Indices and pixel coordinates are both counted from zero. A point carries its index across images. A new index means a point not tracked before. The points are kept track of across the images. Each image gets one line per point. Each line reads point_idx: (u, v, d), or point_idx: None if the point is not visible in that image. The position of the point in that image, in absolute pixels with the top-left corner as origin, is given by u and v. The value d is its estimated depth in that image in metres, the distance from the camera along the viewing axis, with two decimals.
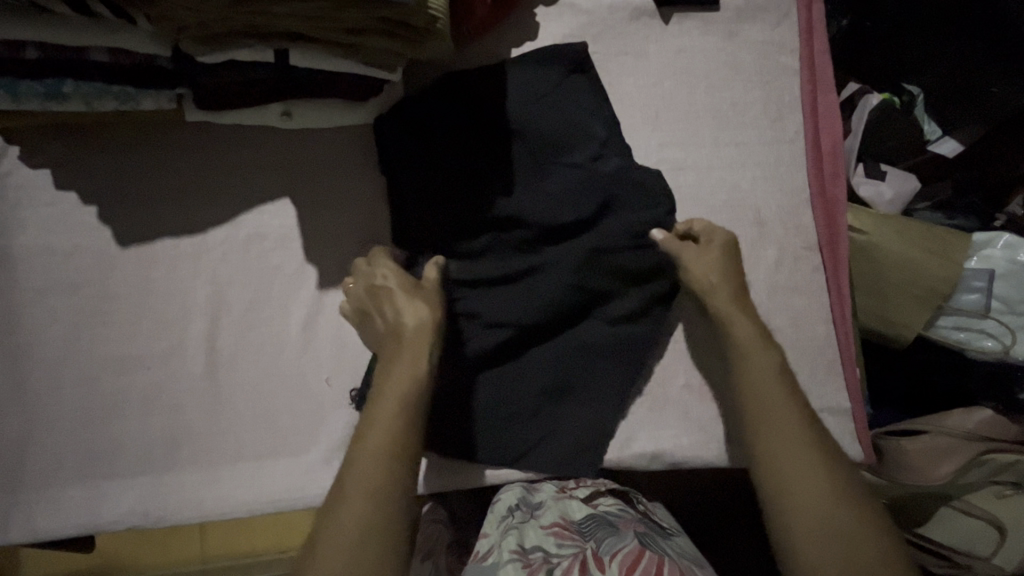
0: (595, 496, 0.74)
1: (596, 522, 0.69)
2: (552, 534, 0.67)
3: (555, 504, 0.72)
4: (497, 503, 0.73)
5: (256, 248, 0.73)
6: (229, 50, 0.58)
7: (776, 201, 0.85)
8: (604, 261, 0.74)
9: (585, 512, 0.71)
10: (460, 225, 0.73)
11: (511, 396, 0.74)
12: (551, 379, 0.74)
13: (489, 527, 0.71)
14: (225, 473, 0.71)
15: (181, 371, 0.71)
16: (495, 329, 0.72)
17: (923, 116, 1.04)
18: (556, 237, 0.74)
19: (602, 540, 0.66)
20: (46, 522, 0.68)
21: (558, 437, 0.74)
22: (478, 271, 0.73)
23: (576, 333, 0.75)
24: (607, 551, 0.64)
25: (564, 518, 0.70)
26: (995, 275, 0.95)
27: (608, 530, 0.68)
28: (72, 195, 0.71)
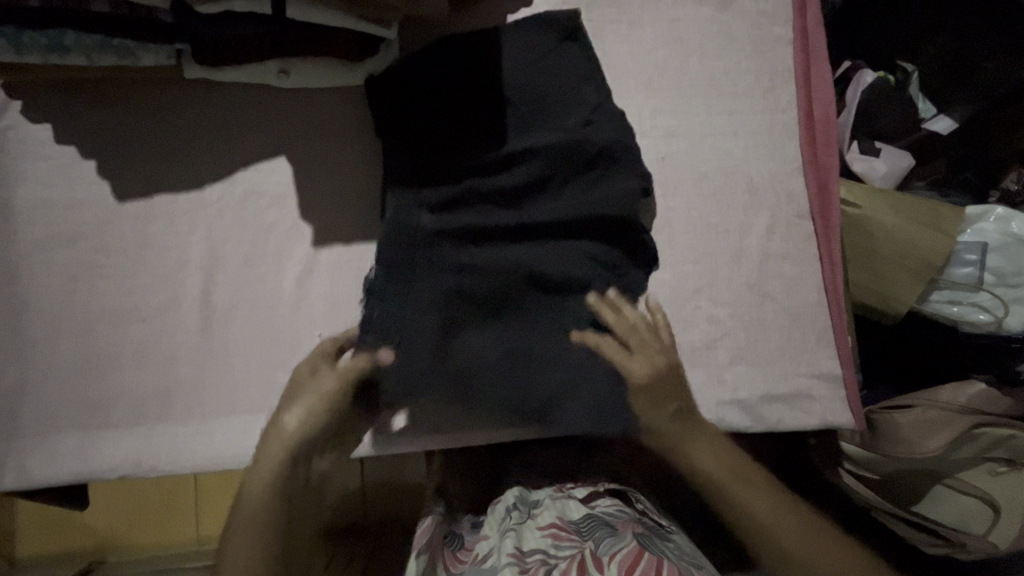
0: (592, 498, 0.81)
1: (593, 522, 0.75)
2: (550, 535, 0.74)
3: (554, 506, 0.80)
4: (502, 504, 0.85)
5: (252, 205, 0.74)
6: (229, 2, 0.59)
7: (767, 170, 0.86)
8: (586, 227, 0.75)
9: (582, 511, 0.78)
10: (440, 180, 0.73)
11: (496, 354, 0.73)
12: (535, 338, 0.74)
13: (490, 530, 0.80)
14: (218, 426, 0.71)
15: (175, 324, 0.72)
16: (471, 286, 0.72)
17: (916, 94, 1.04)
18: (540, 199, 0.75)
19: (600, 540, 0.71)
20: (40, 471, 0.69)
21: (537, 400, 0.74)
22: (452, 226, 0.72)
23: (561, 298, 0.75)
24: (606, 551, 0.68)
25: (561, 518, 0.77)
26: (987, 248, 0.95)
27: (606, 528, 0.73)
28: (72, 150, 0.72)
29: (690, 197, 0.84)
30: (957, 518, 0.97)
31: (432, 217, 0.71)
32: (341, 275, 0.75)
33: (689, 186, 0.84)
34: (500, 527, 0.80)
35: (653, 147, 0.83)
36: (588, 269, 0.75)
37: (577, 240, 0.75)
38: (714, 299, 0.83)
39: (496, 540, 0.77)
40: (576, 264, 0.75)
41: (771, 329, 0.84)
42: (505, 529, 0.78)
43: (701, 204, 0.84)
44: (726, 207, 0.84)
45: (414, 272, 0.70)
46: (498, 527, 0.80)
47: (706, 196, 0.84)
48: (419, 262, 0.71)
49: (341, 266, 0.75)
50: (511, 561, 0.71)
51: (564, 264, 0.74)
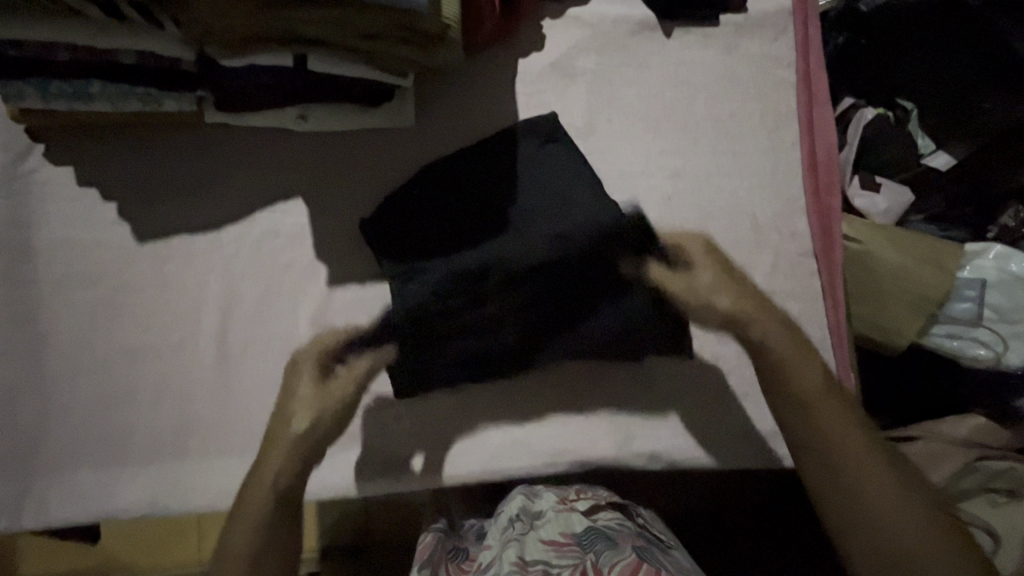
0: (595, 510, 0.79)
1: (594, 533, 0.74)
2: (553, 545, 0.73)
3: (556, 518, 0.77)
4: (502, 514, 0.82)
5: (269, 245, 0.76)
6: (253, 54, 0.61)
7: (771, 209, 0.88)
8: (609, 303, 0.75)
9: (584, 524, 0.76)
10: (463, 254, 0.73)
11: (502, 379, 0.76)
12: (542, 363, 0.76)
13: (491, 540, 0.78)
14: (233, 463, 0.73)
15: (192, 363, 0.73)
16: (483, 347, 0.74)
17: (916, 130, 1.07)
18: (563, 275, 0.74)
19: (602, 551, 0.70)
20: (58, 508, 0.70)
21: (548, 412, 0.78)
22: (470, 297, 0.73)
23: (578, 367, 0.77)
24: (606, 563, 0.68)
25: (564, 533, 0.75)
26: (986, 285, 0.97)
27: (606, 541, 0.72)
28: (93, 192, 0.73)
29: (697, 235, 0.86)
30: None
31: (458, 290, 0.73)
32: (355, 314, 0.76)
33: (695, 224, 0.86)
34: (503, 538, 0.77)
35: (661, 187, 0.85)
36: (608, 342, 0.76)
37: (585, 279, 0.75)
38: None
39: (498, 549, 0.75)
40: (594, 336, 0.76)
41: None
42: (505, 539, 0.76)
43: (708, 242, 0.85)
44: (733, 246, 0.86)
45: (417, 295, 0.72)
46: (501, 536, 0.78)
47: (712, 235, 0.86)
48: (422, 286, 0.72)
49: (355, 304, 0.76)
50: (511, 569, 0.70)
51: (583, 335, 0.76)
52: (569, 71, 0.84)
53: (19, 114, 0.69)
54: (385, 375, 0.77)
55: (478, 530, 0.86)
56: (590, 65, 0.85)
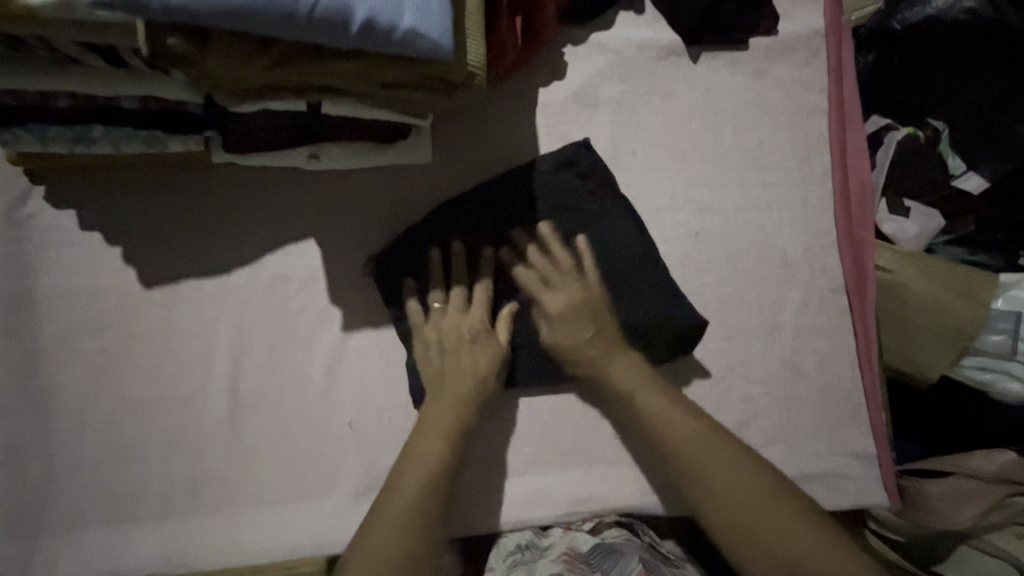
0: (600, 528, 0.75)
1: (601, 549, 0.72)
2: (562, 562, 0.71)
3: (562, 540, 0.74)
4: (502, 539, 0.76)
5: (281, 289, 0.73)
6: (264, 101, 0.57)
7: (801, 243, 0.84)
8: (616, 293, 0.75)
9: (591, 542, 0.74)
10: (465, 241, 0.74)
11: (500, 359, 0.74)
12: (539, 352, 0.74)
13: (495, 563, 0.74)
14: (247, 517, 0.70)
15: (203, 414, 0.70)
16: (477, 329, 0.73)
17: (947, 151, 1.03)
18: (591, 250, 0.75)
19: (611, 568, 0.70)
20: (65, 566, 0.68)
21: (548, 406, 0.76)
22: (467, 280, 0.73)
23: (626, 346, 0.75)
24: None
25: (572, 551, 0.73)
26: (1022, 317, 0.94)
27: (616, 557, 0.71)
28: (96, 236, 0.70)
29: (724, 270, 0.82)
30: None
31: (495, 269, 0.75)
32: (371, 360, 0.73)
33: (723, 261, 0.82)
34: (509, 563, 0.73)
35: (687, 221, 0.82)
36: (647, 315, 0.74)
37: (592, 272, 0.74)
38: (748, 377, 0.81)
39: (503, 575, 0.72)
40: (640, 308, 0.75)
41: (806, 408, 0.82)
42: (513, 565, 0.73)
43: (735, 278, 0.82)
44: (760, 282, 0.83)
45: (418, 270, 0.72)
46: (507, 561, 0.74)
47: (740, 271, 0.83)
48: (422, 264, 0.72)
49: (372, 350, 0.73)
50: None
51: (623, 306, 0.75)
52: (592, 100, 0.80)
53: (19, 158, 0.65)
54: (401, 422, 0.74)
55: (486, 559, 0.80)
56: (614, 93, 0.81)
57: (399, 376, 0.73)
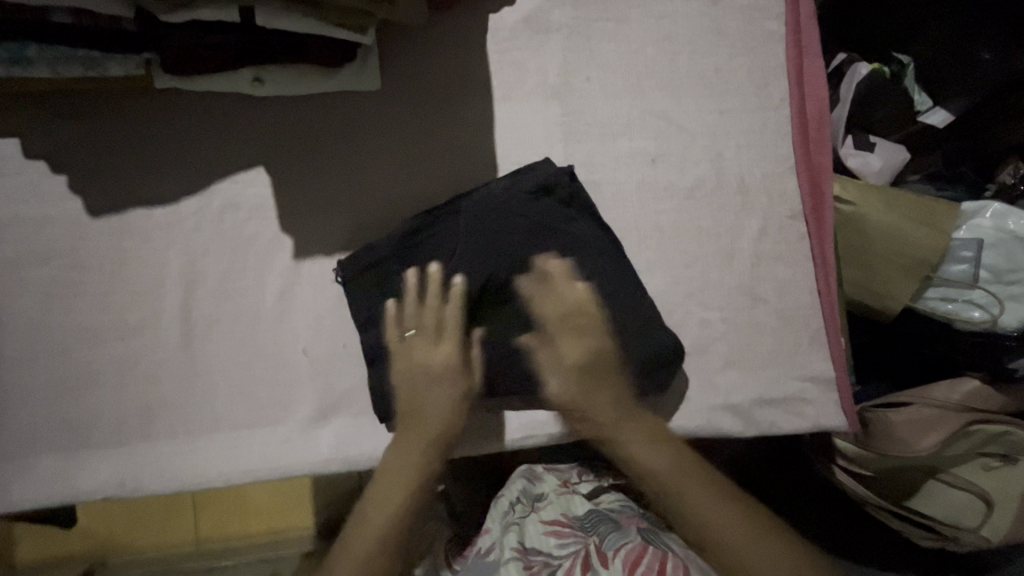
0: (597, 493, 0.79)
1: (597, 517, 0.74)
2: (553, 531, 0.73)
3: (556, 499, 0.78)
4: (504, 496, 0.82)
5: (231, 217, 0.72)
6: (195, 9, 0.57)
7: (759, 170, 0.84)
8: (583, 293, 0.73)
9: (586, 507, 0.76)
10: (422, 250, 0.72)
11: (464, 356, 0.71)
12: (505, 349, 0.71)
13: (491, 522, 0.78)
14: (203, 443, 0.70)
15: (155, 341, 0.71)
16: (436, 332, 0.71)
17: (914, 87, 1.00)
18: (553, 251, 0.73)
19: (605, 534, 0.71)
20: (22, 492, 0.68)
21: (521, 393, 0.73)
22: (424, 289, 0.70)
23: (519, 351, 0.72)
24: (611, 546, 0.69)
25: (566, 514, 0.75)
26: (983, 245, 0.93)
27: (610, 525, 0.72)
28: (41, 165, 0.70)
29: (681, 198, 0.82)
30: (950, 513, 0.94)
31: (435, 201, 0.76)
32: (324, 288, 0.73)
33: (680, 189, 0.81)
34: (504, 522, 0.77)
35: (642, 149, 0.81)
36: (615, 288, 0.74)
37: (552, 273, 0.73)
38: (707, 303, 0.81)
39: (500, 534, 0.75)
40: (544, 331, 0.72)
41: (764, 333, 0.82)
42: (508, 524, 0.76)
43: (693, 205, 0.82)
44: (719, 209, 0.82)
45: (376, 280, 0.71)
46: (502, 520, 0.77)
47: (697, 198, 0.82)
48: (380, 275, 0.71)
49: (323, 278, 0.73)
50: (514, 555, 0.71)
51: (528, 318, 0.72)
52: (544, 26, 0.79)
53: None
54: (352, 351, 0.73)
55: (481, 514, 0.85)
56: (567, 19, 0.80)
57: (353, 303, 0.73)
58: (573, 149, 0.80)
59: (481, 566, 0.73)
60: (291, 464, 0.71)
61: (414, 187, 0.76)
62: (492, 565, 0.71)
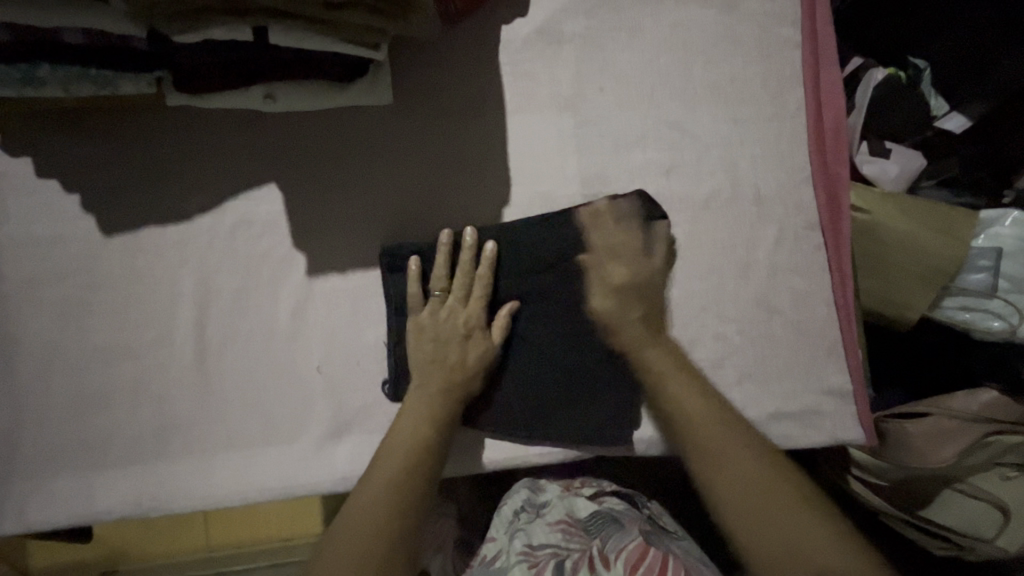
0: (599, 495, 0.80)
1: (601, 518, 0.74)
2: (559, 530, 0.73)
3: (560, 503, 0.79)
4: (509, 504, 0.81)
5: (244, 234, 0.72)
6: (205, 28, 0.56)
7: (775, 180, 0.82)
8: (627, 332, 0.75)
9: (590, 509, 0.77)
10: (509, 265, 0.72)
11: (500, 375, 0.74)
12: (547, 383, 0.74)
13: (496, 531, 0.77)
14: (218, 461, 0.70)
15: (169, 360, 0.70)
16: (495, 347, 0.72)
17: (928, 91, 0.98)
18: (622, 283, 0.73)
19: (608, 535, 0.69)
20: (38, 512, 0.68)
21: (561, 429, 0.74)
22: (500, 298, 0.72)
23: (565, 388, 0.74)
24: (613, 547, 0.66)
25: (569, 516, 0.76)
26: (1002, 254, 0.92)
27: (614, 526, 0.71)
28: (53, 183, 0.69)
29: (698, 209, 0.81)
30: (968, 523, 0.94)
31: (449, 216, 0.75)
32: (337, 304, 0.73)
33: (695, 199, 0.81)
34: (509, 530, 0.76)
35: (658, 159, 0.80)
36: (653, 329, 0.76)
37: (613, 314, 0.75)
38: (722, 316, 0.80)
39: (504, 543, 0.74)
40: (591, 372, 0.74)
41: (781, 346, 0.81)
42: (513, 527, 0.76)
43: (709, 216, 0.81)
44: (734, 219, 0.81)
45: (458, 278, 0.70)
46: (506, 530, 0.77)
47: (713, 210, 0.81)
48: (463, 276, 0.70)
49: (336, 294, 0.73)
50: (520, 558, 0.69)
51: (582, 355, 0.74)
52: (557, 37, 0.79)
53: None
54: (366, 369, 0.73)
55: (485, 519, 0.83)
56: (580, 29, 0.79)
57: (366, 320, 0.73)
58: (587, 161, 0.79)
59: (484, 573, 0.71)
60: (305, 483, 0.71)
61: (429, 204, 0.75)
62: (497, 572, 0.69)
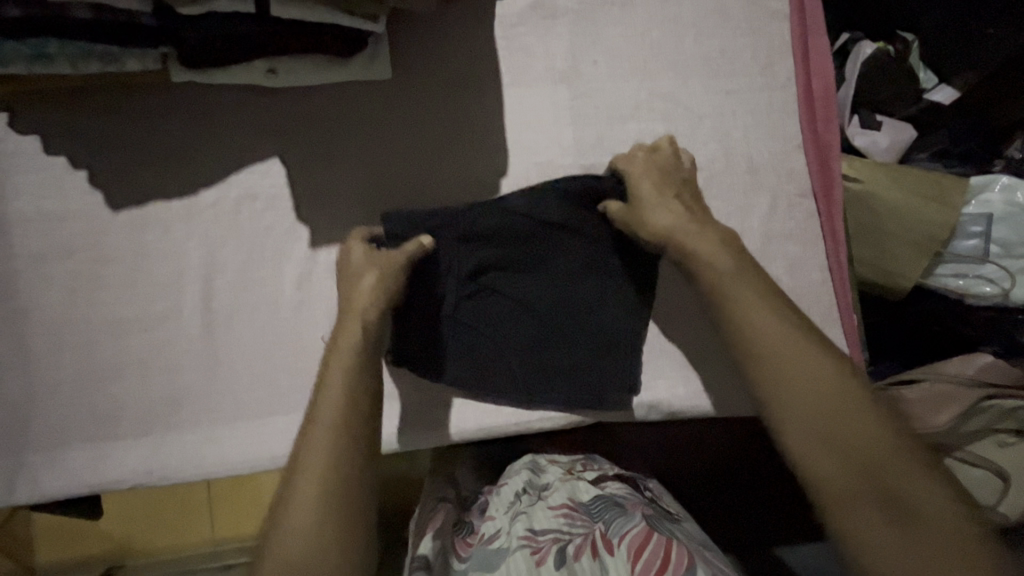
0: (602, 479, 0.80)
1: (603, 503, 0.74)
2: (561, 514, 0.73)
3: (562, 486, 0.79)
4: (510, 488, 0.82)
5: (248, 208, 0.73)
6: (211, 1, 0.58)
7: (767, 149, 0.84)
8: (614, 294, 0.75)
9: (592, 492, 0.77)
10: (488, 234, 0.72)
11: (493, 342, 0.74)
12: (535, 347, 0.75)
13: (496, 511, 0.78)
14: (226, 431, 0.72)
15: (177, 331, 0.72)
16: (479, 313, 0.74)
17: (917, 64, 1.00)
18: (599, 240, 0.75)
19: (611, 521, 0.70)
20: (50, 483, 0.69)
21: (554, 392, 0.75)
22: (482, 266, 0.73)
23: (555, 351, 0.75)
24: (616, 532, 0.69)
25: (572, 499, 0.76)
26: (993, 219, 0.94)
27: (616, 510, 0.72)
28: (61, 162, 0.71)
29: None
30: (968, 489, 0.93)
31: (448, 186, 0.77)
32: None
33: None
34: (510, 511, 0.77)
35: (652, 130, 0.82)
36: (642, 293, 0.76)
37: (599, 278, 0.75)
38: None
39: (504, 522, 0.75)
40: (575, 336, 0.75)
41: None
42: (515, 510, 0.76)
43: (703, 185, 0.82)
44: (728, 188, 0.83)
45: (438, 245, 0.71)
46: (508, 510, 0.78)
47: (707, 179, 0.82)
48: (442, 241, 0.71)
49: None
50: (523, 542, 0.70)
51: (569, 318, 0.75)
52: (550, 11, 0.80)
53: None
54: None
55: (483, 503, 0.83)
56: (572, 4, 0.81)
57: None
58: (582, 132, 0.80)
59: (484, 552, 0.71)
60: None
61: (428, 175, 0.77)
62: (499, 550, 0.71)
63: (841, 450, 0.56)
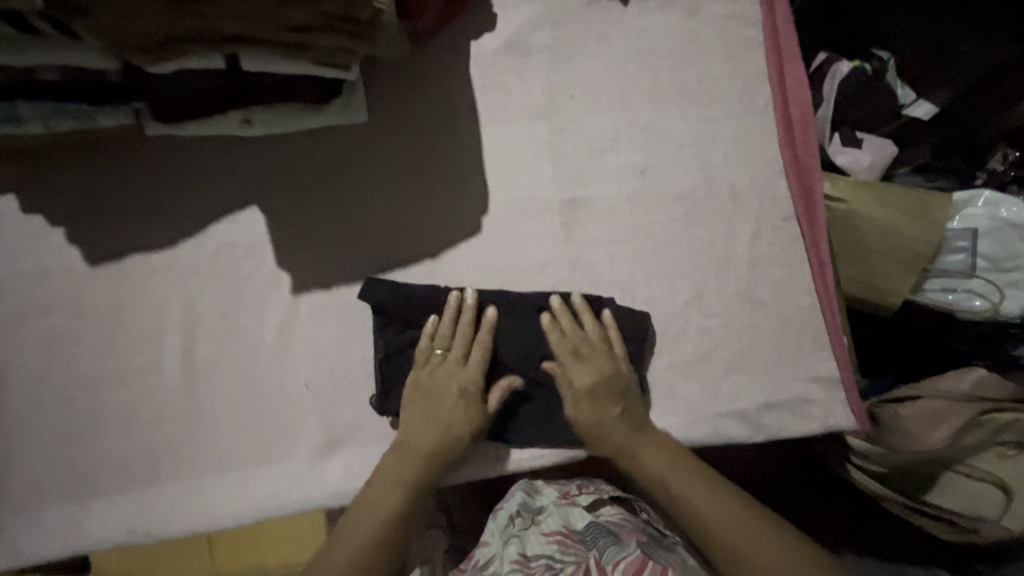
0: (597, 504, 0.78)
1: (597, 529, 0.73)
2: (555, 541, 0.73)
3: (557, 512, 0.77)
4: (502, 510, 0.79)
5: (227, 257, 0.73)
6: (180, 59, 0.57)
7: (748, 175, 0.84)
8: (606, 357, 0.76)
9: (587, 519, 0.75)
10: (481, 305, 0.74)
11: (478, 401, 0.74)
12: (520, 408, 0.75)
13: (490, 534, 0.76)
14: (209, 484, 0.70)
15: (159, 385, 0.71)
16: None
17: (894, 81, 1.01)
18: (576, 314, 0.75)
19: (605, 548, 0.69)
20: (30, 545, 0.68)
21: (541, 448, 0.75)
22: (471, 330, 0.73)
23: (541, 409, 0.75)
24: (610, 560, 0.67)
25: (566, 526, 0.75)
26: (978, 234, 0.94)
27: (609, 537, 0.71)
28: (37, 218, 0.71)
29: (675, 206, 0.82)
30: (968, 503, 0.93)
31: (430, 225, 0.76)
32: (323, 321, 0.74)
33: (671, 197, 0.82)
34: (503, 535, 0.75)
35: (632, 162, 0.82)
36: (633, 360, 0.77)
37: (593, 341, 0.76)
38: (706, 311, 0.80)
39: (497, 546, 0.74)
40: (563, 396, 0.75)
41: (765, 337, 0.81)
42: (508, 535, 0.75)
43: (685, 214, 0.82)
44: (710, 215, 0.82)
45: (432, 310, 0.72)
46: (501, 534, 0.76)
47: (689, 207, 0.82)
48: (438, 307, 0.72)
49: (322, 311, 0.74)
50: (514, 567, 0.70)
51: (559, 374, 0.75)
52: (525, 49, 0.81)
53: None
54: (357, 384, 0.73)
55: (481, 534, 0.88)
56: (547, 41, 0.81)
57: (352, 335, 0.74)
58: (562, 167, 0.80)
59: None
60: (298, 500, 0.70)
61: (409, 215, 0.76)
62: None
63: (716, 529, 0.69)
